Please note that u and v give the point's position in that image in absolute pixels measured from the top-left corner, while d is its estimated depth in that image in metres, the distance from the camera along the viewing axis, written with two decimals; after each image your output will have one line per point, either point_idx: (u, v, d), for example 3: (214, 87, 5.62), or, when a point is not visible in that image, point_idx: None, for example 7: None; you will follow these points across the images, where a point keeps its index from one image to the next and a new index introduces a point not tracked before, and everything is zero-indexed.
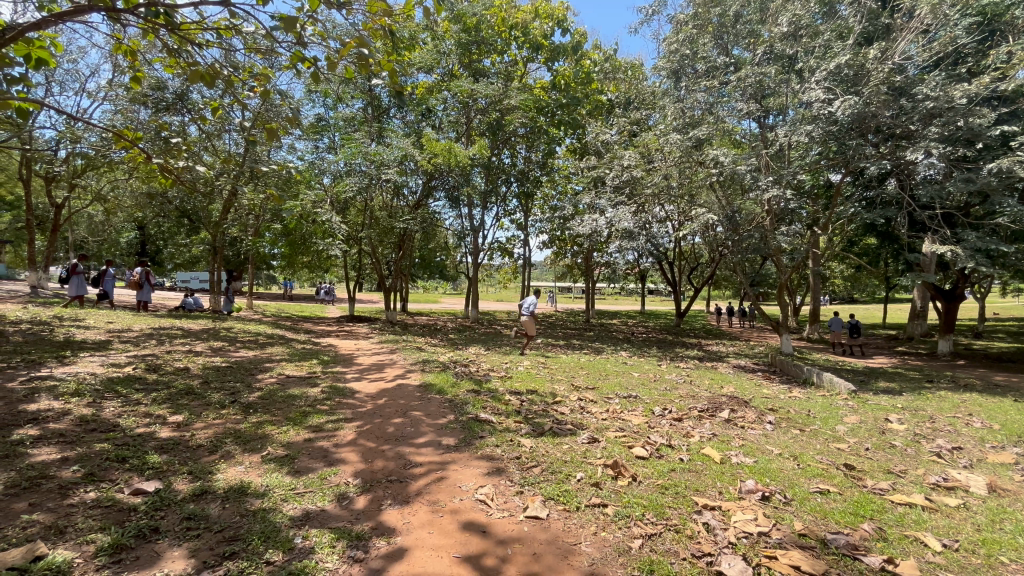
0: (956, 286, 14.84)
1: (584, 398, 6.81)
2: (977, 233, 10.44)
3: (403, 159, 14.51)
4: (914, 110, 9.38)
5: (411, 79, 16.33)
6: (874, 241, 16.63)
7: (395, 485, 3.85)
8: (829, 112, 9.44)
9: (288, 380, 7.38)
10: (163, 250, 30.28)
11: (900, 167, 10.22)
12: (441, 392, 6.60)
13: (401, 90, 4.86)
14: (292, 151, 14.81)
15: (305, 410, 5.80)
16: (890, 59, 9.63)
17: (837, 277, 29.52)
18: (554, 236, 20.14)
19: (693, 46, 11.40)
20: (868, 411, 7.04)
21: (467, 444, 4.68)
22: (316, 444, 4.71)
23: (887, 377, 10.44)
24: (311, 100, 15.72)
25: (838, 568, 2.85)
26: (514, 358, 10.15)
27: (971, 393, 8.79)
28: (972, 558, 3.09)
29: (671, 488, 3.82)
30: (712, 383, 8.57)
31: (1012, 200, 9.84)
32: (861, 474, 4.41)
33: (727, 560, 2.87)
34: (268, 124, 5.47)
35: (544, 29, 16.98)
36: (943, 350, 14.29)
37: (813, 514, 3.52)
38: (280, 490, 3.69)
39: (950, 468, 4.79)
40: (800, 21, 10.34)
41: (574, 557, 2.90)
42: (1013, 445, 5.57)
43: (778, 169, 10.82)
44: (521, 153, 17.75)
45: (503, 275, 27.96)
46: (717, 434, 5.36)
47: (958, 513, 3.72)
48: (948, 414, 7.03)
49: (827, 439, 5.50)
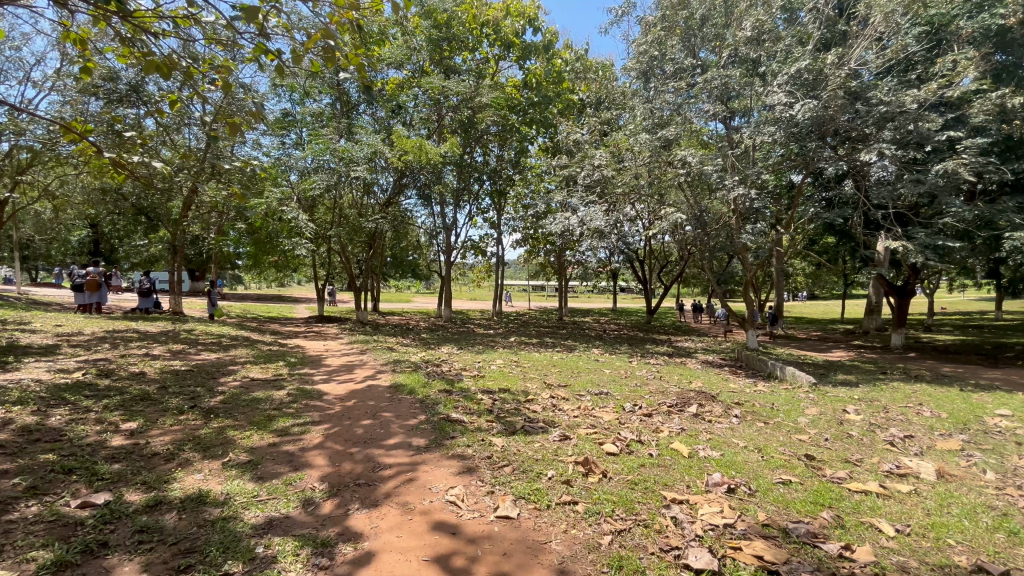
0: (908, 282, 15.61)
1: (556, 395, 6.81)
2: (926, 231, 11.01)
3: (374, 156, 14.39)
4: (869, 114, 9.75)
5: (382, 75, 16.07)
6: (832, 239, 17.34)
7: (362, 488, 3.77)
8: (790, 114, 9.74)
9: (253, 383, 7.15)
10: (119, 249, 28.78)
11: (855, 168, 10.67)
12: (411, 393, 6.48)
13: (373, 86, 4.70)
14: (256, 147, 14.30)
15: (271, 413, 5.62)
16: (846, 65, 10.01)
17: (799, 275, 30.64)
18: (527, 235, 20.20)
19: (661, 49, 11.57)
20: (828, 402, 7.32)
21: (438, 444, 4.63)
22: (281, 449, 4.57)
23: (844, 370, 10.89)
24: (277, 94, 15.26)
25: (799, 556, 2.93)
26: (487, 357, 10.10)
27: (921, 383, 9.29)
28: (922, 541, 3.23)
29: (640, 484, 3.87)
30: (681, 378, 8.78)
31: (957, 200, 10.43)
32: (820, 464, 4.57)
33: (694, 553, 2.90)
34: (231, 119, 5.22)
35: (515, 28, 16.83)
36: (896, 343, 15.01)
37: (776, 504, 3.62)
38: (242, 497, 3.55)
39: (902, 455, 5.02)
40: (763, 26, 10.66)
41: (544, 555, 2.89)
42: (961, 433, 5.90)
43: (742, 169, 11.15)
44: (494, 151, 17.66)
45: (476, 274, 27.82)
46: (686, 429, 5.47)
47: (910, 499, 3.89)
48: (900, 404, 7.39)
49: (789, 430, 5.69)
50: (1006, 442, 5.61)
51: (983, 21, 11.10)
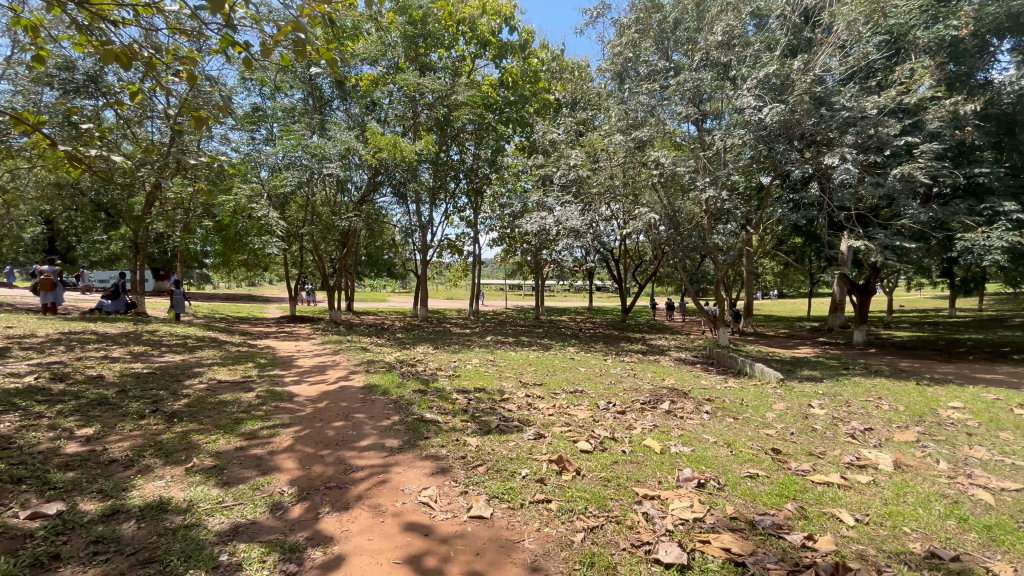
0: (870, 281, 16.25)
1: (531, 394, 6.84)
2: (886, 232, 11.48)
3: (347, 153, 14.16)
4: (833, 119, 10.09)
5: (356, 71, 15.78)
6: (799, 240, 17.90)
7: (333, 491, 3.70)
8: (759, 118, 10.01)
9: (220, 385, 6.94)
10: (76, 247, 27.44)
11: (820, 171, 11.03)
12: (385, 393, 6.41)
13: (346, 81, 4.57)
14: (224, 142, 13.86)
15: (238, 416, 5.46)
16: (811, 71, 10.35)
17: (767, 274, 31.55)
18: (504, 234, 20.18)
19: (635, 50, 11.69)
20: (794, 397, 7.57)
21: (412, 445, 4.58)
22: (248, 452, 4.45)
23: (809, 365, 11.28)
24: (246, 88, 14.81)
25: (764, 547, 3.01)
26: (463, 357, 10.06)
27: (880, 378, 9.71)
28: (879, 530, 3.36)
29: (613, 481, 3.91)
30: (654, 375, 8.94)
31: (913, 202, 10.90)
32: (786, 457, 4.71)
33: (664, 547, 2.95)
34: (197, 113, 5.03)
35: (491, 26, 16.75)
36: (858, 340, 15.63)
37: (743, 497, 3.71)
38: (206, 504, 3.43)
39: (862, 447, 5.23)
40: (733, 31, 10.92)
41: (516, 554, 2.88)
42: (917, 425, 6.18)
43: (713, 170, 11.43)
44: (470, 150, 17.59)
45: (452, 273, 27.68)
46: (658, 425, 5.57)
47: (869, 489, 4.05)
48: (861, 398, 7.70)
49: (757, 425, 5.85)
50: (957, 432, 5.90)
51: (938, 31, 11.63)
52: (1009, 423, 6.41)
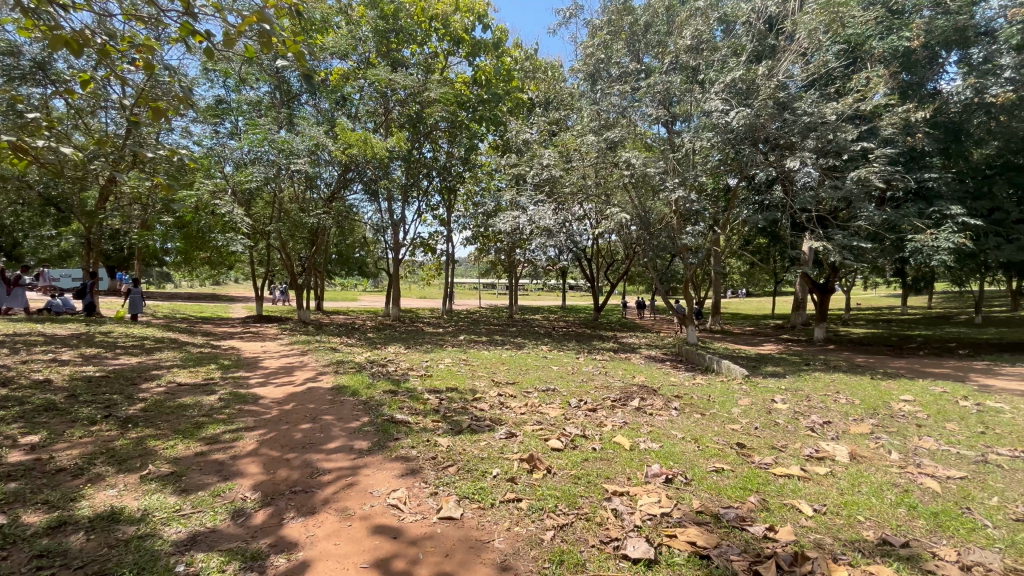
0: (829, 280, 16.92)
1: (504, 393, 6.83)
2: (844, 233, 11.98)
3: (316, 149, 13.83)
4: (795, 124, 10.47)
5: (325, 65, 15.41)
6: (764, 240, 18.49)
7: (299, 496, 3.60)
8: (726, 121, 10.29)
9: (179, 388, 6.66)
10: (23, 243, 25.85)
11: (783, 173, 11.42)
12: (354, 394, 6.29)
13: (314, 75, 4.40)
14: (185, 135, 13.31)
15: (199, 420, 5.25)
16: (775, 77, 10.70)
17: (733, 273, 32.46)
18: (478, 232, 20.08)
19: (606, 51, 11.81)
20: (758, 393, 7.82)
21: (382, 447, 4.50)
22: (209, 458, 4.29)
23: (772, 362, 11.68)
24: (208, 79, 14.25)
25: (728, 540, 3.09)
26: (435, 356, 9.97)
27: (838, 373, 10.14)
28: (836, 519, 3.50)
29: (584, 478, 3.94)
30: (625, 373, 9.08)
31: (869, 205, 11.40)
32: (750, 451, 4.85)
33: (632, 543, 2.99)
34: (154, 104, 4.77)
35: (464, 23, 16.61)
36: (818, 337, 16.28)
37: (709, 491, 3.81)
38: (162, 513, 3.29)
39: (821, 440, 5.44)
40: (701, 35, 11.16)
41: (486, 554, 2.87)
42: (871, 417, 6.48)
43: (682, 172, 11.71)
44: (444, 147, 17.52)
45: (425, 272, 27.41)
46: (628, 422, 5.65)
47: (826, 480, 4.22)
48: (821, 392, 8.01)
49: (723, 420, 6.01)
50: (908, 424, 6.21)
51: (892, 42, 12.21)
52: (954, 414, 6.79)
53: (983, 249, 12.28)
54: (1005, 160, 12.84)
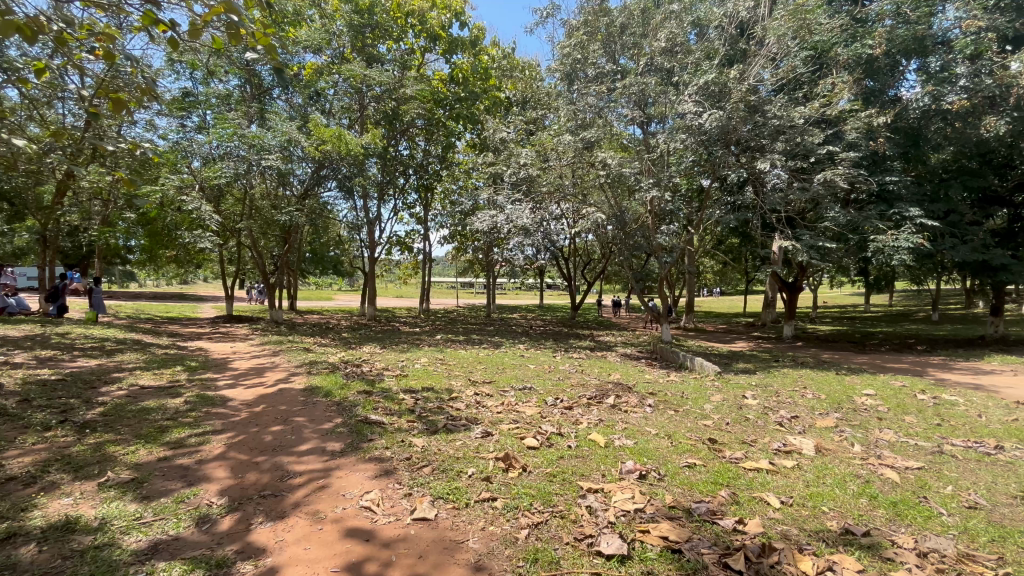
0: (797, 279, 17.43)
1: (480, 392, 6.79)
2: (811, 234, 12.34)
3: (288, 145, 13.51)
4: (765, 127, 10.73)
5: (298, 59, 15.05)
6: (736, 240, 18.94)
7: (268, 500, 3.50)
8: (699, 123, 10.47)
9: (143, 391, 6.40)
10: None
11: (754, 175, 11.69)
12: (327, 395, 6.17)
13: (285, 69, 4.20)
14: (149, 128, 12.80)
15: (163, 424, 5.05)
16: (746, 81, 10.95)
17: (707, 272, 33.16)
18: (455, 231, 19.96)
19: (582, 52, 11.89)
20: (730, 389, 8.01)
21: (355, 448, 4.42)
22: (174, 463, 4.14)
23: (744, 359, 11.98)
24: (174, 70, 13.72)
25: (699, 533, 3.15)
26: (412, 355, 9.87)
27: (806, 369, 10.47)
28: (802, 511, 3.60)
29: (559, 476, 3.96)
30: (601, 371, 9.18)
31: (835, 206, 11.77)
32: (721, 446, 4.96)
33: (606, 539, 3.01)
34: (115, 94, 4.52)
35: (442, 20, 16.48)
36: (787, 334, 16.75)
37: (682, 486, 3.87)
38: (121, 521, 3.15)
39: (789, 434, 5.60)
40: (675, 38, 11.35)
41: (460, 554, 2.85)
42: (835, 411, 6.71)
43: (657, 173, 11.89)
44: (420, 145, 17.36)
45: (402, 271, 27.09)
46: (603, 419, 5.71)
47: (794, 473, 4.34)
48: (789, 388, 8.27)
49: (696, 416, 6.13)
50: (870, 417, 6.46)
51: (856, 49, 12.66)
52: (912, 407, 7.09)
53: (940, 249, 12.88)
54: (959, 165, 13.67)
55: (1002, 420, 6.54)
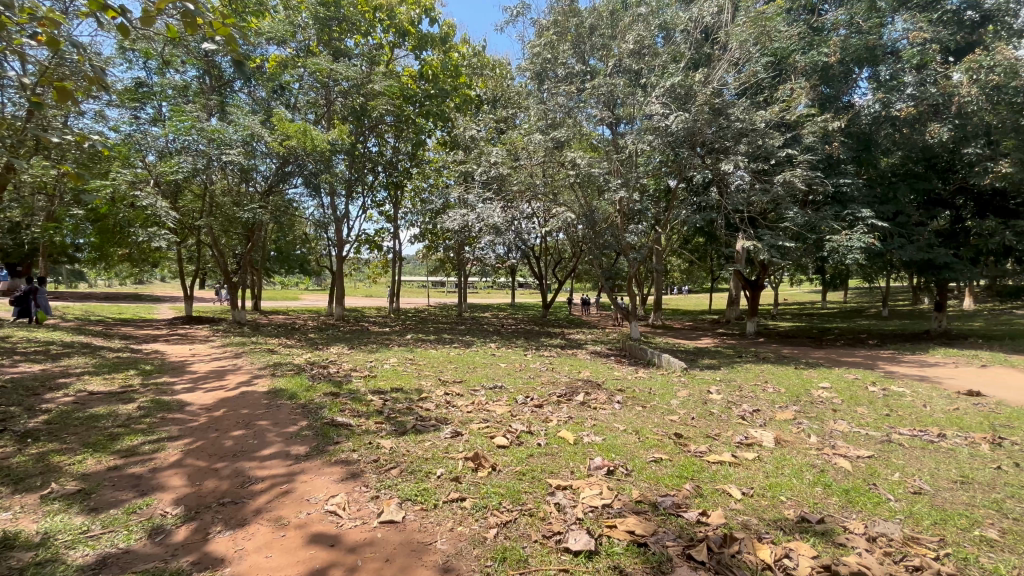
0: (759, 277, 18.02)
1: (450, 392, 6.74)
2: (772, 233, 12.76)
3: (251, 139, 13.04)
4: (729, 129, 11.03)
5: (260, 51, 14.56)
6: (701, 239, 19.46)
7: (227, 508, 3.37)
8: (666, 125, 10.68)
9: (91, 397, 6.06)
10: None
11: (718, 176, 11.99)
12: (292, 397, 6.00)
13: (246, 61, 3.97)
14: (98, 119, 12.11)
15: (113, 432, 4.80)
16: (710, 84, 11.23)
17: (674, 270, 33.97)
18: (426, 229, 19.77)
19: (553, 52, 11.97)
20: (695, 384, 8.23)
21: (320, 451, 4.31)
22: (125, 472, 3.93)
23: (709, 355, 12.32)
24: (126, 59, 13.04)
25: (664, 526, 3.21)
26: (381, 356, 9.73)
27: (767, 364, 10.86)
28: (762, 501, 3.74)
29: (528, 474, 3.97)
30: (571, 368, 9.26)
31: (794, 207, 12.20)
32: (686, 441, 5.08)
33: (573, 536, 3.04)
34: (60, 83, 4.21)
35: (411, 16, 16.27)
36: (749, 330, 17.29)
37: (648, 481, 3.95)
38: (66, 535, 2.97)
39: (751, 427, 5.80)
40: (643, 41, 11.53)
41: (428, 556, 2.82)
42: (794, 404, 7.00)
43: (625, 173, 12.08)
44: (390, 142, 17.11)
45: (371, 269, 26.59)
46: (573, 416, 5.76)
47: (754, 464, 4.49)
48: (751, 382, 8.56)
49: (662, 412, 6.26)
50: (825, 409, 6.76)
51: (812, 57, 13.18)
52: (864, 399, 7.46)
53: (889, 249, 13.55)
54: (906, 170, 14.51)
55: (944, 409, 6.96)
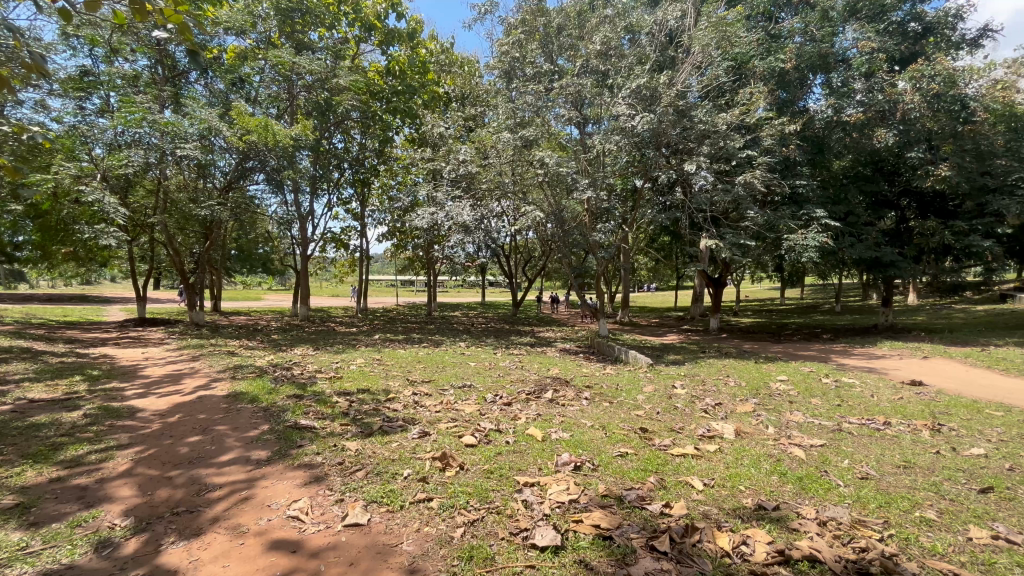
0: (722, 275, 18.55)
1: (418, 392, 6.66)
2: (734, 232, 13.16)
3: (208, 134, 12.51)
4: (692, 131, 11.30)
5: (218, 41, 14.03)
6: (667, 238, 19.90)
7: (182, 517, 3.23)
8: (632, 125, 10.85)
9: (32, 406, 5.67)
10: None
11: (683, 177, 12.27)
12: (253, 401, 5.80)
13: (201, 51, 3.72)
14: (38, 109, 11.34)
15: (56, 441, 4.52)
16: (675, 86, 11.47)
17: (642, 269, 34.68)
18: (394, 227, 19.50)
19: (521, 51, 12.04)
20: (661, 380, 8.44)
21: (283, 455, 4.19)
22: (70, 483, 3.71)
23: (675, 351, 12.62)
24: (68, 46, 12.27)
25: (629, 519, 3.28)
26: (347, 356, 9.53)
27: (729, 359, 11.22)
28: (722, 491, 3.86)
29: (496, 472, 3.96)
30: (540, 366, 9.32)
31: (754, 208, 12.62)
32: (651, 435, 5.19)
33: (540, 531, 3.06)
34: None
35: (377, 10, 16.04)
36: (713, 326, 17.77)
37: (614, 475, 4.01)
38: (1, 553, 2.78)
39: (713, 420, 5.98)
40: (610, 42, 11.68)
41: (393, 558, 2.78)
42: (753, 397, 7.27)
43: (593, 173, 12.26)
44: (355, 138, 16.77)
45: (337, 269, 25.97)
46: (541, 414, 5.80)
47: (716, 456, 4.63)
48: (714, 377, 8.84)
49: (629, 407, 6.38)
50: (782, 401, 7.06)
51: (770, 62, 13.67)
52: (818, 390, 7.81)
53: (842, 248, 14.22)
54: (856, 171, 15.39)
55: (890, 398, 7.38)
